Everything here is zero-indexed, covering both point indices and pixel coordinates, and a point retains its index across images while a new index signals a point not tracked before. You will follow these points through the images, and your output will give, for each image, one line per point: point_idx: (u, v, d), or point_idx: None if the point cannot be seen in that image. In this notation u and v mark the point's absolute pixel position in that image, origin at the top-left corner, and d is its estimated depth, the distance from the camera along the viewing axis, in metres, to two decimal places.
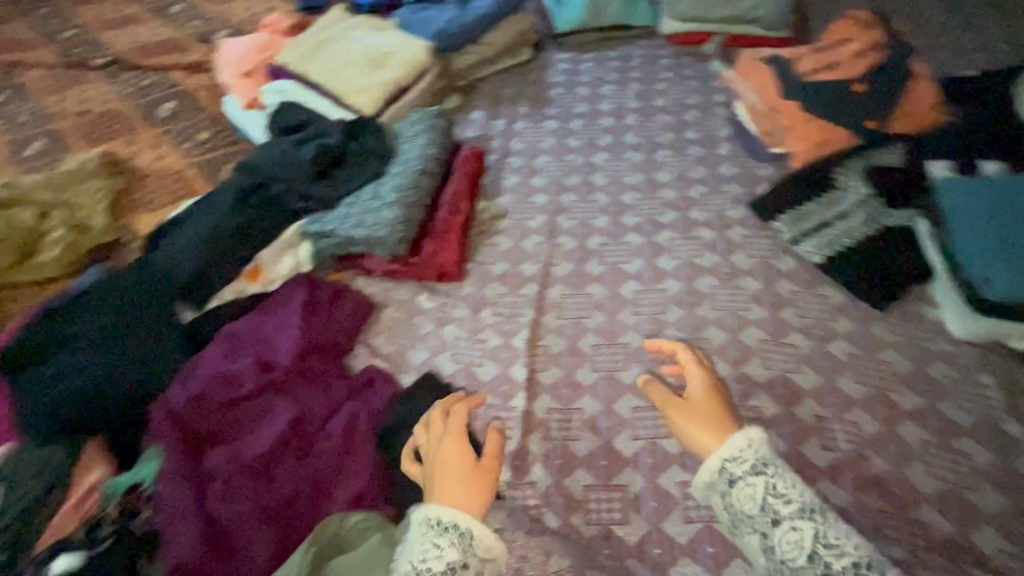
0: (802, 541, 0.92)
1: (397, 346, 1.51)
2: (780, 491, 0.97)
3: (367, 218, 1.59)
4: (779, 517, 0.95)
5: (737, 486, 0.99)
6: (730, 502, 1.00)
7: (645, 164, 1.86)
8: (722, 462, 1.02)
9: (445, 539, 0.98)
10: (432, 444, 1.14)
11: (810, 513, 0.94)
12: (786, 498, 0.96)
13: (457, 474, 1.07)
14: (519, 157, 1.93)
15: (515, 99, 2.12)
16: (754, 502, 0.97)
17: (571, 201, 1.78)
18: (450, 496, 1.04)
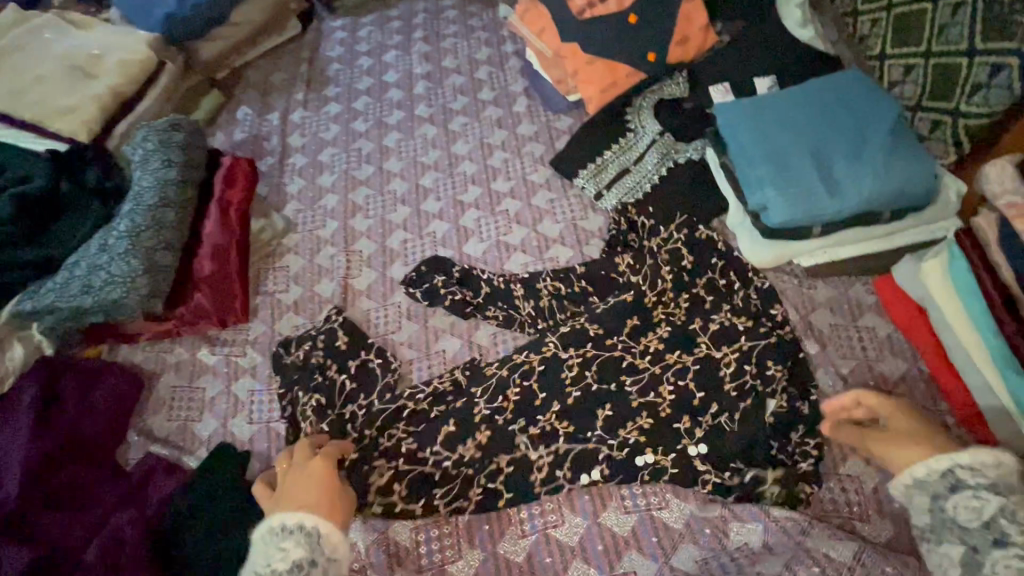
0: (1013, 548, 0.72)
1: (177, 423, 1.10)
2: (1016, 515, 0.74)
3: (93, 277, 1.08)
4: (998, 535, 0.74)
5: (956, 494, 0.78)
6: (937, 502, 0.79)
7: (456, 133, 1.45)
8: (916, 478, 0.82)
9: (292, 538, 0.78)
10: (298, 457, 0.91)
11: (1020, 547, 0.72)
12: (978, 472, 0.79)
13: (306, 488, 0.84)
14: (299, 156, 1.47)
15: (287, 86, 1.63)
16: (975, 515, 0.76)
17: (400, 185, 1.38)
18: (301, 496, 0.83)
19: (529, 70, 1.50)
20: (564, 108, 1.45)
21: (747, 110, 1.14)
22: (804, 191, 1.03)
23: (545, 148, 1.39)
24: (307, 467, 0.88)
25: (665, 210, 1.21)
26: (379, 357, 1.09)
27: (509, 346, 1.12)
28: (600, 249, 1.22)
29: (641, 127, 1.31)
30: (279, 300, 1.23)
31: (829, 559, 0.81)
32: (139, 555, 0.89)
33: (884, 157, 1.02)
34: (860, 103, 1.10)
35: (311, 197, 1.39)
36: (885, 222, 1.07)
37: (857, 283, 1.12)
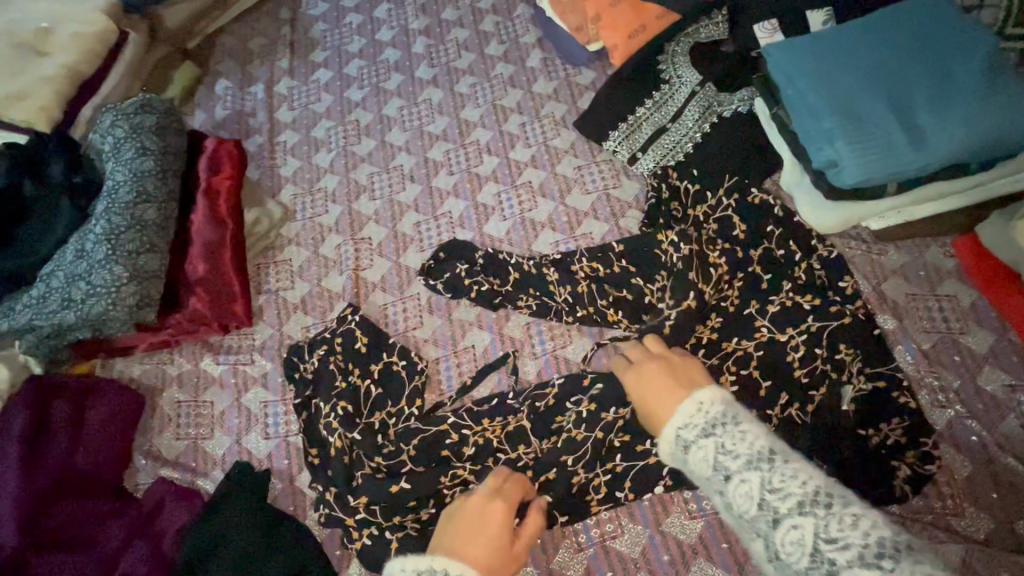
0: (738, 481, 0.61)
1: (187, 443, 1.00)
2: (734, 442, 0.63)
3: (73, 290, 0.95)
4: (725, 471, 0.63)
5: (689, 452, 0.66)
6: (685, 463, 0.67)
7: (464, 97, 1.29)
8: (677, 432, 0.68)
9: None
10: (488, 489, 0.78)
11: (758, 462, 0.61)
12: (692, 424, 0.67)
13: (485, 541, 0.70)
14: (291, 132, 1.31)
15: (268, 52, 1.44)
16: (704, 462, 0.64)
17: (407, 160, 1.23)
18: (464, 542, 0.70)
19: (541, 17, 1.32)
20: (585, 61, 1.27)
21: (806, 50, 0.98)
22: (881, 144, 0.89)
23: (566, 107, 1.23)
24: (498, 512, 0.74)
25: (711, 173, 1.07)
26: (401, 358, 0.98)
27: (545, 337, 1.01)
28: (639, 220, 1.09)
29: (677, 77, 1.15)
30: (284, 299, 1.11)
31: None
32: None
33: (973, 95, 0.88)
34: (940, 35, 0.94)
35: (309, 180, 1.24)
36: (970, 175, 0.93)
37: (932, 245, 0.99)
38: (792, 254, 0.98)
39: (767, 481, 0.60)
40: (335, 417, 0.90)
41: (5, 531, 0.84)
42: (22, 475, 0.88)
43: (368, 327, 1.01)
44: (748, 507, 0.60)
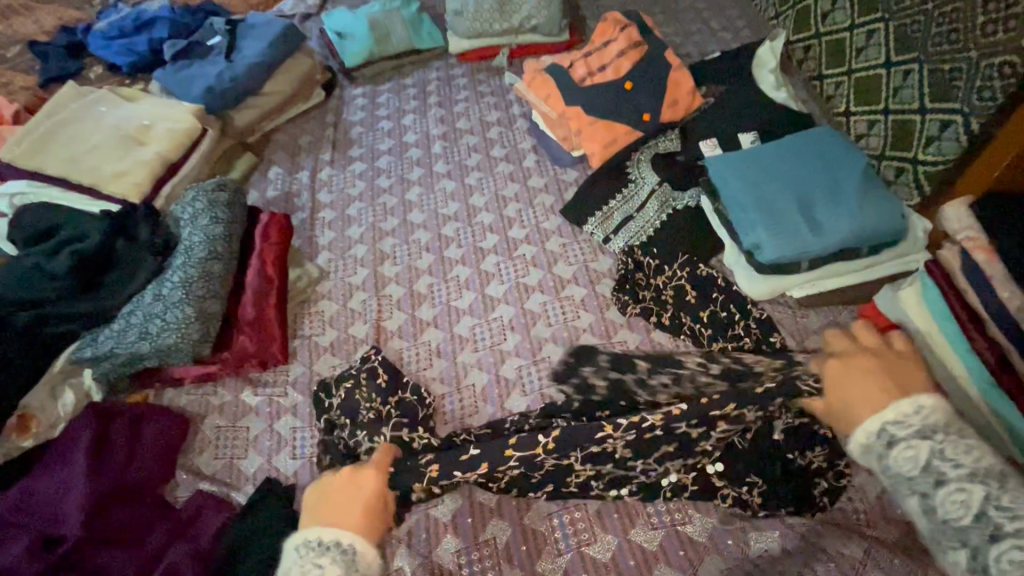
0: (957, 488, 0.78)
1: (223, 461, 1.16)
2: (948, 455, 0.81)
3: (149, 326, 1.17)
4: (944, 475, 0.80)
5: (896, 447, 0.84)
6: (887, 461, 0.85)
7: (472, 187, 1.60)
8: (867, 439, 0.87)
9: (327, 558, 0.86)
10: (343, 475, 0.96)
11: (981, 477, 0.78)
12: (904, 424, 0.85)
13: (356, 505, 0.92)
14: (329, 210, 1.60)
15: (314, 147, 1.78)
16: (912, 462, 0.82)
17: (424, 234, 1.51)
18: (339, 513, 0.91)
19: (536, 129, 1.68)
20: (570, 163, 1.60)
21: (736, 162, 1.30)
22: (792, 232, 1.17)
23: (555, 198, 1.54)
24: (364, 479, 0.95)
25: (668, 251, 1.34)
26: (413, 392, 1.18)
27: (534, 378, 1.22)
28: (611, 286, 1.34)
29: (641, 177, 1.46)
30: (315, 342, 1.32)
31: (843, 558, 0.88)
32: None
33: (858, 198, 1.18)
34: (833, 155, 1.26)
35: (341, 248, 1.50)
36: (864, 257, 1.20)
37: (844, 311, 1.25)
38: (731, 314, 1.22)
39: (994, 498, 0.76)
40: (361, 433, 1.09)
41: (71, 524, 0.98)
42: (89, 478, 1.03)
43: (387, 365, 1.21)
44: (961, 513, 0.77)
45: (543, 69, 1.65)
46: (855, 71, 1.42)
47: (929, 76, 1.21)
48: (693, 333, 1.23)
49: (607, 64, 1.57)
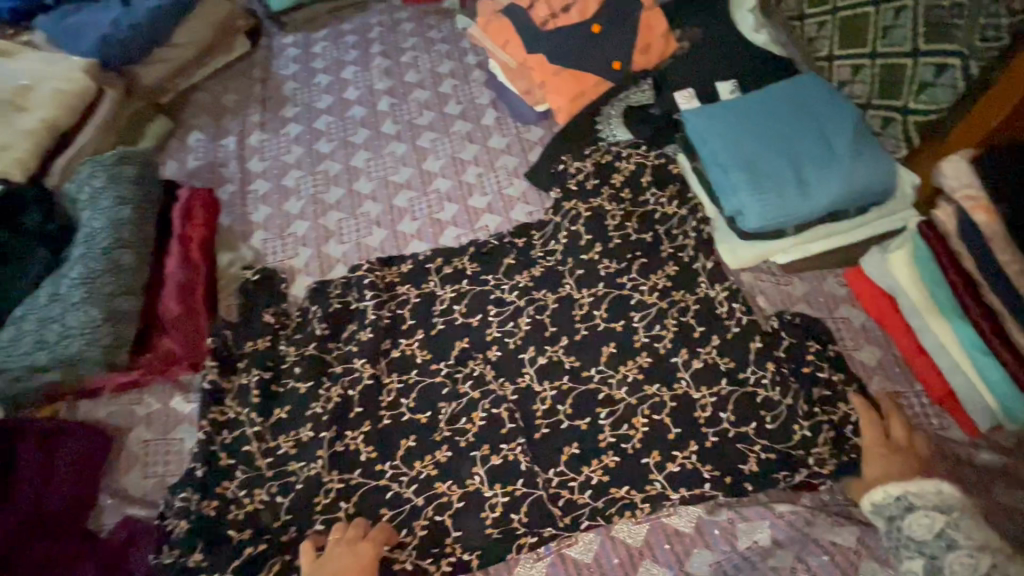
0: (920, 514, 0.79)
1: (154, 480, 1.03)
2: (961, 526, 0.77)
3: (46, 332, 1.00)
4: (948, 541, 0.76)
5: (911, 515, 0.80)
6: (896, 524, 0.81)
7: (426, 150, 1.43)
8: (876, 503, 0.83)
9: None
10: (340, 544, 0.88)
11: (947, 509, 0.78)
12: (924, 496, 0.80)
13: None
14: (263, 182, 1.40)
15: (240, 108, 1.54)
16: (928, 529, 0.78)
17: (373, 206, 1.34)
18: None
19: (494, 82, 1.50)
20: (534, 119, 1.44)
21: (715, 117, 1.18)
22: (780, 196, 1.07)
23: (518, 160, 1.39)
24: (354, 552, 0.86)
25: (652, 244, 1.20)
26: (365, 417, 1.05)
27: (504, 366, 1.10)
28: (576, 285, 1.17)
29: (610, 136, 1.34)
30: (241, 331, 1.13)
31: (836, 545, 0.86)
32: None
33: (848, 153, 1.08)
34: (820, 107, 1.15)
35: (279, 225, 1.32)
36: (851, 217, 1.13)
37: (829, 276, 1.17)
38: (711, 298, 1.13)
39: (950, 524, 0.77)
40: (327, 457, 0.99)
41: None
42: None
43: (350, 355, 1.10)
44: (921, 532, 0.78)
45: (499, 11, 1.45)
46: (839, 8, 1.24)
47: (926, 14, 1.08)
48: (680, 308, 1.12)
49: (571, 4, 1.35)
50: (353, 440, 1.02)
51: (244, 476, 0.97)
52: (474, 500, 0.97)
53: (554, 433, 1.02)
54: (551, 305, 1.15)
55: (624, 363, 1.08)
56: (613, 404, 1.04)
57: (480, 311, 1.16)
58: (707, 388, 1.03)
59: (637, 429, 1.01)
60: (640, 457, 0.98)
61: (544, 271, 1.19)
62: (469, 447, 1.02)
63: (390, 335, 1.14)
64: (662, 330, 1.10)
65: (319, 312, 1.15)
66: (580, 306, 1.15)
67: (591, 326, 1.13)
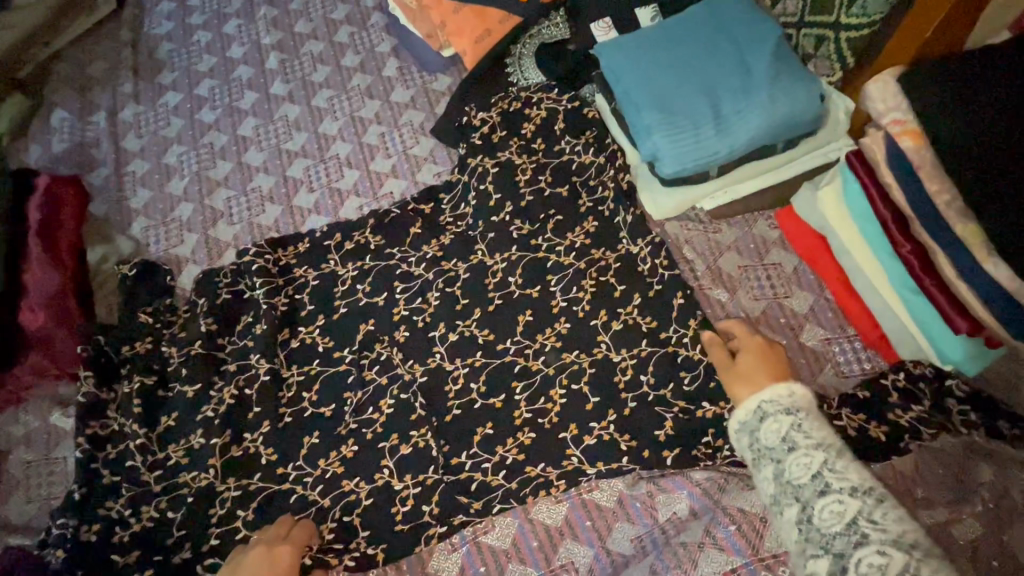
0: (771, 420, 0.70)
1: (38, 504, 0.94)
2: (807, 429, 0.68)
3: None
4: (792, 443, 0.67)
5: (765, 423, 0.70)
6: (753, 435, 0.71)
7: (323, 111, 1.27)
8: (739, 420, 0.73)
9: None
10: (256, 545, 0.79)
11: (795, 411, 0.69)
12: (778, 402, 0.71)
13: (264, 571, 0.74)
14: (140, 162, 1.25)
15: (110, 77, 1.36)
16: (776, 435, 0.68)
17: (265, 179, 1.20)
18: None
19: (395, 27, 1.34)
20: (441, 68, 1.29)
21: (629, 47, 1.04)
22: (697, 135, 0.96)
23: (425, 115, 1.25)
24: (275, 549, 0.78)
25: (569, 198, 1.08)
26: (260, 416, 0.95)
27: (413, 348, 1.01)
28: (487, 250, 1.07)
29: (521, 82, 1.22)
30: (120, 333, 1.02)
31: (743, 513, 0.78)
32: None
33: (772, 79, 0.97)
34: (741, 27, 1.02)
35: (161, 210, 1.19)
36: (779, 153, 1.02)
37: (761, 219, 1.09)
38: (634, 254, 1.03)
39: (797, 425, 0.68)
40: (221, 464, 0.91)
41: None
42: None
43: (243, 350, 1.00)
44: (773, 439, 0.68)
45: None
46: None
47: None
48: (602, 266, 1.03)
49: None
50: (253, 442, 0.93)
51: (130, 493, 0.89)
52: (384, 493, 0.90)
53: (467, 414, 0.94)
54: (461, 275, 1.06)
55: (540, 332, 1.00)
56: (530, 376, 0.97)
57: (383, 289, 1.06)
58: (627, 350, 0.96)
59: (556, 402, 0.94)
60: (559, 431, 0.93)
61: (453, 238, 1.09)
62: (379, 437, 0.94)
63: (287, 324, 1.04)
64: (581, 292, 1.01)
65: (206, 305, 1.04)
66: (492, 273, 1.05)
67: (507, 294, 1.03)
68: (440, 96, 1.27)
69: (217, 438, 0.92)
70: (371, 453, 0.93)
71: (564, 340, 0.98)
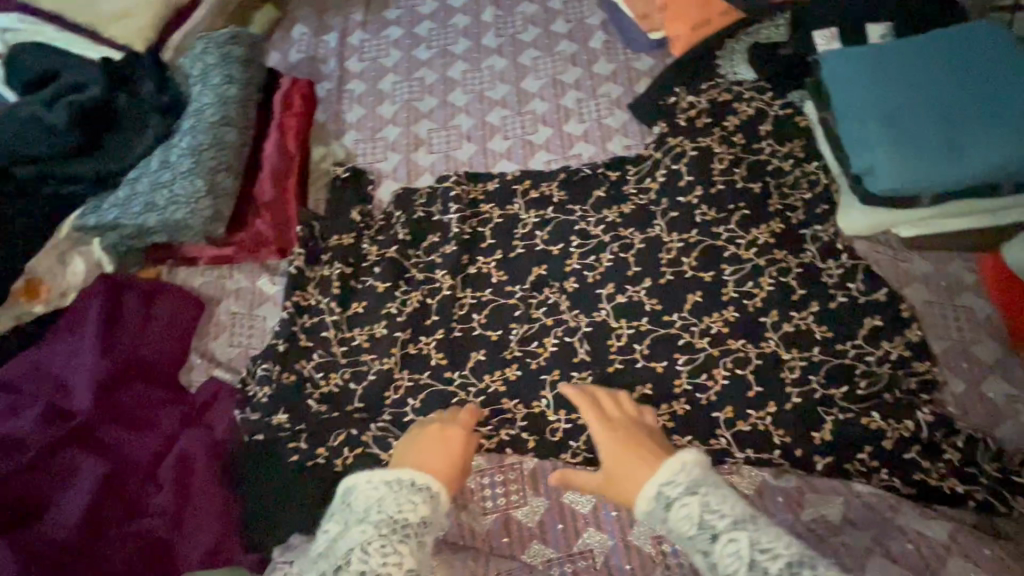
0: (678, 505, 0.69)
1: (238, 350, 1.09)
2: (714, 505, 0.68)
3: (155, 196, 1.05)
4: (713, 530, 0.66)
5: (671, 509, 0.69)
6: (665, 525, 0.70)
7: (526, 68, 1.35)
8: (643, 508, 0.72)
9: (420, 496, 0.75)
10: (426, 430, 0.86)
11: (694, 488, 0.70)
12: (674, 483, 0.71)
13: (441, 454, 0.82)
14: (358, 82, 1.38)
15: (343, 4, 1.51)
16: (688, 521, 0.68)
17: (465, 120, 1.30)
18: (425, 457, 0.81)
19: (609, 3, 1.39)
20: (647, 49, 1.33)
21: (858, 62, 1.06)
22: (921, 159, 0.96)
23: (623, 90, 1.29)
24: (446, 434, 0.85)
25: (759, 196, 1.09)
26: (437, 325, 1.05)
27: (579, 301, 1.07)
28: (667, 228, 1.10)
29: (731, 73, 1.22)
30: (329, 225, 1.15)
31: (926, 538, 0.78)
32: (207, 478, 0.89)
33: (1012, 122, 0.96)
34: (987, 66, 1.01)
35: (371, 127, 1.31)
36: (1000, 195, 0.99)
37: (957, 259, 1.04)
38: (816, 264, 1.05)
39: (705, 505, 0.68)
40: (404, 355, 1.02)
41: (81, 399, 0.94)
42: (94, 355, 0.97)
43: (430, 264, 1.10)
44: (686, 526, 0.68)
45: None
46: None
47: None
48: (781, 268, 1.05)
49: None
50: (426, 345, 1.03)
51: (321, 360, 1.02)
52: (534, 421, 0.98)
53: (627, 370, 1.00)
54: (636, 245, 1.10)
55: (708, 314, 1.03)
56: (692, 352, 1.01)
57: (563, 241, 1.12)
58: (797, 351, 0.99)
59: (714, 383, 0.98)
60: (710, 410, 0.96)
61: (634, 210, 1.13)
62: (540, 371, 1.01)
63: (470, 250, 1.13)
64: (755, 288, 1.04)
65: (402, 217, 1.15)
66: (667, 249, 1.09)
67: (682, 273, 1.07)
68: (641, 75, 1.31)
69: (405, 333, 1.04)
70: (528, 384, 1.00)
71: (730, 329, 1.02)
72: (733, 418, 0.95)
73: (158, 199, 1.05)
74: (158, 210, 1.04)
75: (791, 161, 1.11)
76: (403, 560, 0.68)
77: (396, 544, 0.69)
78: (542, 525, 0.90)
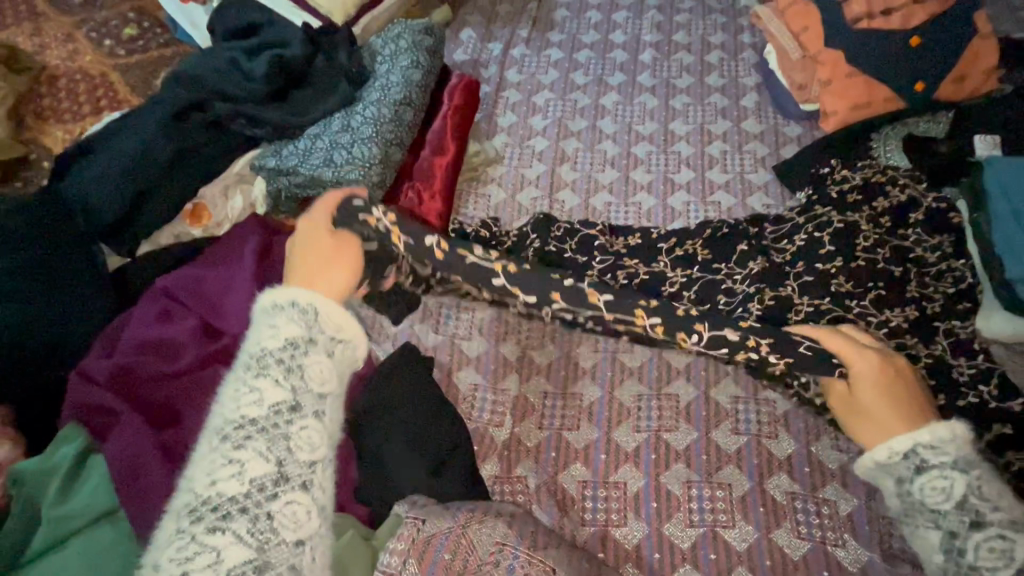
0: (934, 476, 0.66)
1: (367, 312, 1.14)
2: (986, 494, 0.65)
3: (333, 154, 1.14)
4: (948, 483, 0.66)
5: (923, 475, 0.67)
6: (905, 486, 0.68)
7: (677, 111, 1.41)
8: (878, 461, 0.69)
9: (288, 328, 0.67)
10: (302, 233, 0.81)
11: (961, 465, 0.66)
12: (939, 450, 0.67)
13: (311, 250, 0.76)
14: (514, 92, 1.47)
15: (511, 20, 1.62)
16: (943, 494, 0.66)
17: (611, 146, 1.36)
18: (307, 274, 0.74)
19: (766, 68, 1.45)
20: (798, 117, 1.38)
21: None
22: None
23: (769, 151, 1.34)
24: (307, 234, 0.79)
25: (899, 278, 1.09)
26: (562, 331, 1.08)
27: None
28: (799, 289, 1.08)
29: (886, 156, 1.24)
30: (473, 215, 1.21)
31: None
32: None
33: None
34: None
35: (521, 135, 1.39)
36: None
37: None
38: (952, 360, 1.01)
39: (972, 486, 0.65)
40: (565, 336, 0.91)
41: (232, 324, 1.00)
42: (249, 284, 1.02)
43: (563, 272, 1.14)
44: (938, 496, 0.66)
45: None
46: None
47: None
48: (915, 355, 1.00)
49: (897, 8, 1.25)
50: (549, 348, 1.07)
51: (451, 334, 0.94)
52: (642, 445, 1.00)
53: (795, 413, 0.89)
54: (765, 299, 1.07)
55: None
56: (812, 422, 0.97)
57: (696, 279, 1.13)
58: None
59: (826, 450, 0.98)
60: (821, 476, 0.96)
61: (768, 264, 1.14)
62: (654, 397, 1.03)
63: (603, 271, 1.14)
64: None
65: (544, 222, 1.20)
66: (796, 311, 1.06)
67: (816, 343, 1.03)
68: (789, 140, 1.35)
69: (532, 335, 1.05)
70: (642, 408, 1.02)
71: None
72: (846, 490, 0.94)
73: (334, 158, 1.14)
74: (332, 167, 1.13)
75: (935, 253, 1.12)
76: (264, 398, 0.63)
77: (256, 378, 0.64)
78: (639, 549, 0.90)
